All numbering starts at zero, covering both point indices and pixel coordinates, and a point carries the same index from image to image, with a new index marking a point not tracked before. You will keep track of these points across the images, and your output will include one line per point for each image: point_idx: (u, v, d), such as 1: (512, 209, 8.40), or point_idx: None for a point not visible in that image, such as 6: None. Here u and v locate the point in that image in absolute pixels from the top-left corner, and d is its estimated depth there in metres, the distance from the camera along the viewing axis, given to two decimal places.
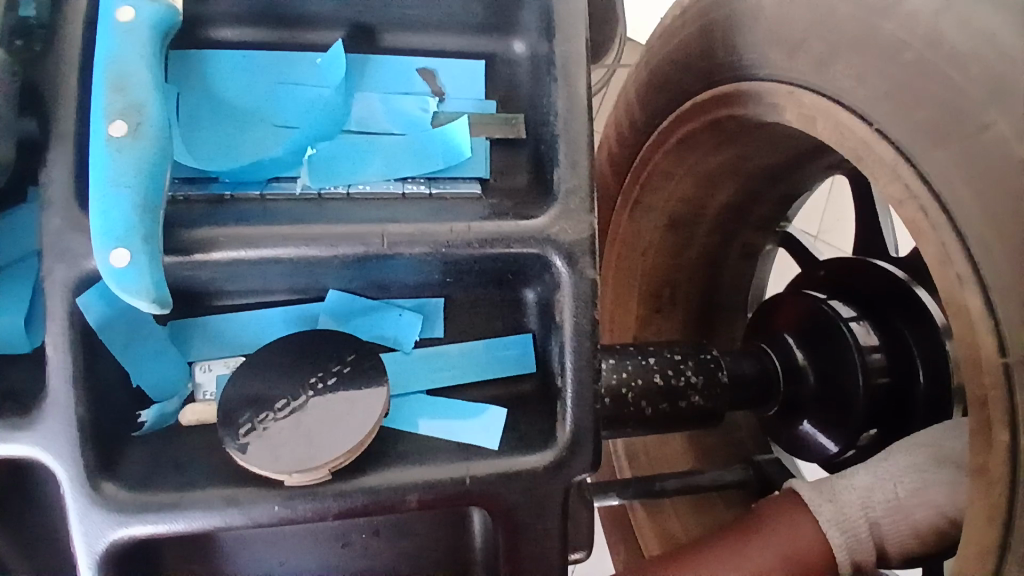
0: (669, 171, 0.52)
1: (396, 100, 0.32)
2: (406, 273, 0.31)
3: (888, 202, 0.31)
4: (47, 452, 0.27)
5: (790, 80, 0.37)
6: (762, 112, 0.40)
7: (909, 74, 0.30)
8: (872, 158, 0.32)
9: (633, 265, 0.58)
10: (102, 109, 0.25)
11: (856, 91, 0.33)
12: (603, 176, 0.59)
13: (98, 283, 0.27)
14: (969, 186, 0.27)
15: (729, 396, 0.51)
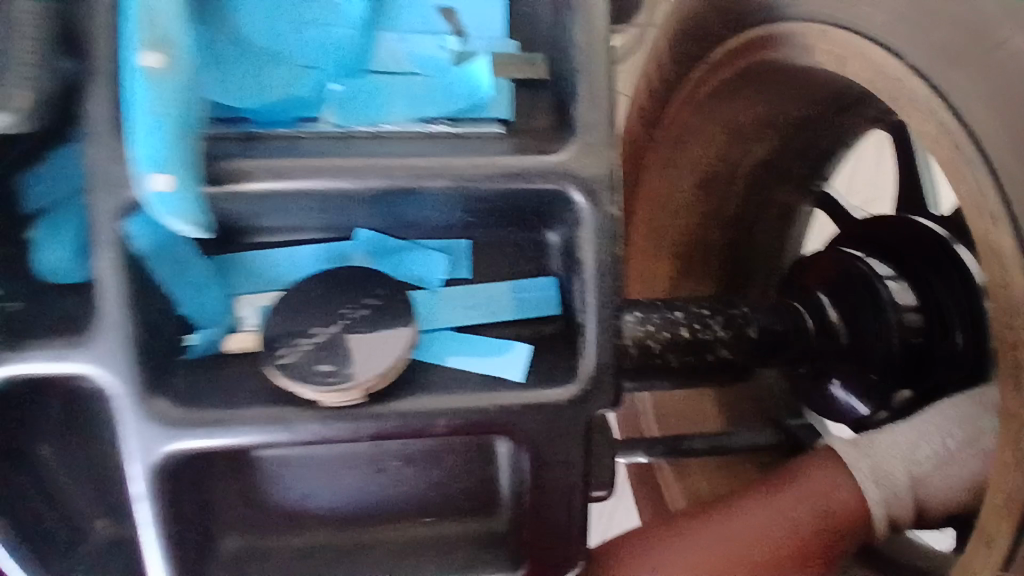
0: (703, 121, 0.50)
1: (418, 40, 0.33)
2: (430, 211, 0.31)
3: (925, 144, 0.30)
4: (104, 370, 0.29)
5: (824, 19, 0.35)
6: (794, 55, 0.38)
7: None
8: (904, 98, 0.30)
9: (665, 222, 0.58)
10: (134, 41, 0.26)
11: (888, 20, 0.32)
12: (632, 131, 0.59)
13: (142, 212, 0.28)
14: (1005, 117, 0.26)
15: (757, 352, 0.50)
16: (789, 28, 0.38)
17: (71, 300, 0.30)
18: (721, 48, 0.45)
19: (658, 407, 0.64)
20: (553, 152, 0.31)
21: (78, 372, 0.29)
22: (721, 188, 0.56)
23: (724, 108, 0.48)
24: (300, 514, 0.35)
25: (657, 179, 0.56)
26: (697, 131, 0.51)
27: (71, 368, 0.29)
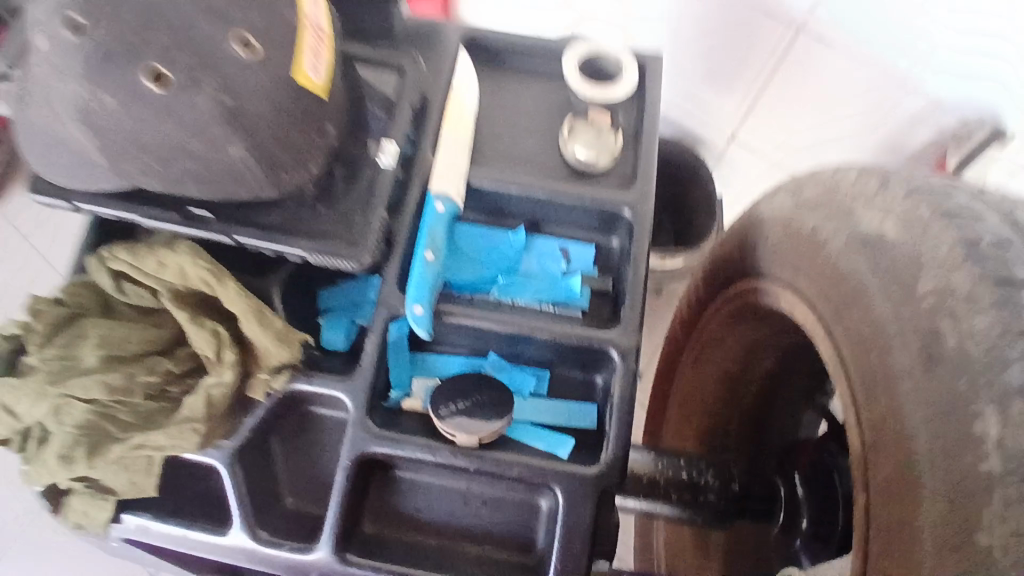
0: (721, 335, 0.75)
1: (545, 260, 0.59)
2: (533, 349, 0.56)
3: (826, 361, 0.53)
4: (346, 397, 0.53)
5: (785, 286, 0.60)
6: (769, 302, 0.64)
7: (829, 284, 0.53)
8: (818, 340, 0.54)
9: (694, 404, 0.81)
10: (424, 245, 0.54)
11: (809, 291, 0.56)
12: (676, 330, 0.85)
13: (399, 321, 0.55)
14: (850, 352, 0.49)
15: (738, 502, 0.69)
16: (767, 284, 0.64)
17: (329, 358, 0.55)
18: (733, 288, 0.71)
19: (670, 563, 0.79)
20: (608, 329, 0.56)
21: (335, 394, 0.53)
22: (739, 388, 0.77)
23: (736, 329, 0.72)
24: (413, 526, 0.55)
25: (691, 368, 0.81)
26: (719, 340, 0.75)
27: (330, 392, 0.53)
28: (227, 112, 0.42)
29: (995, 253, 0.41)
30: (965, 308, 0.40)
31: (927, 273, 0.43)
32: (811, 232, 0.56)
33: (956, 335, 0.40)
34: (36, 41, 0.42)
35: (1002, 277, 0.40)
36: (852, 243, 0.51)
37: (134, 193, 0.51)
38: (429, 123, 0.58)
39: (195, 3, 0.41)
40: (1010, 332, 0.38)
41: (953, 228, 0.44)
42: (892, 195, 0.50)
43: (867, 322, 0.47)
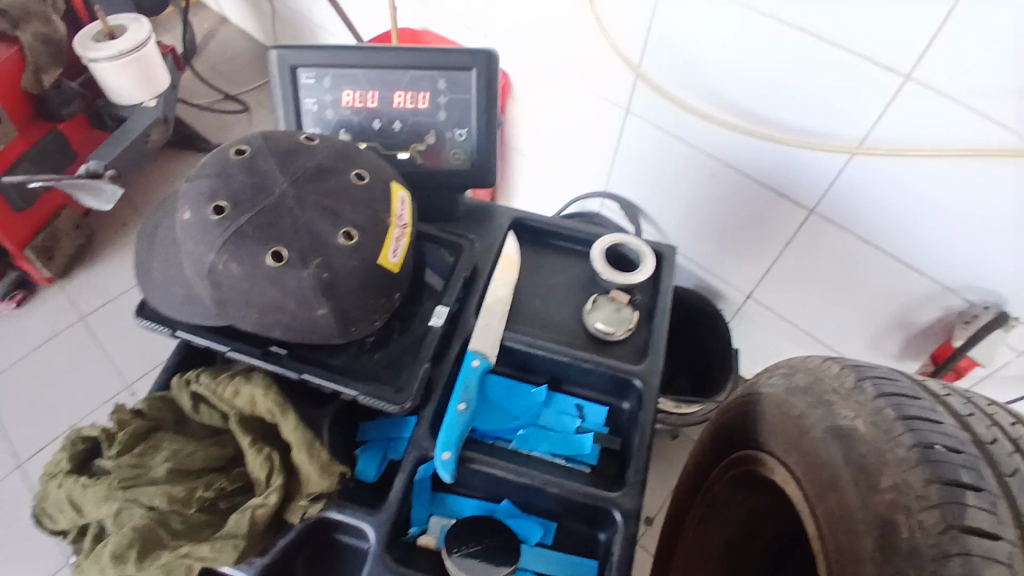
0: (726, 498, 0.76)
1: (563, 416, 0.66)
2: (544, 501, 0.61)
3: (816, 547, 0.57)
4: (370, 530, 0.58)
5: (778, 463, 0.65)
6: (767, 473, 0.67)
7: (815, 469, 0.58)
8: (810, 524, 0.58)
9: (697, 562, 0.82)
10: (458, 396, 0.62)
11: (798, 472, 0.61)
12: (683, 485, 0.87)
13: (427, 462, 0.61)
14: (838, 540, 0.54)
15: None
16: (766, 455, 0.67)
17: (359, 489, 0.61)
18: (734, 453, 0.74)
19: None
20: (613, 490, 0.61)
21: (358, 523, 0.59)
22: (744, 549, 0.79)
23: (739, 496, 0.74)
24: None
25: (695, 528, 0.81)
26: (722, 504, 0.77)
27: (356, 521, 0.59)
28: (322, 285, 0.54)
29: (945, 458, 0.51)
30: (917, 504, 0.49)
31: (888, 470, 0.52)
32: (799, 417, 0.61)
33: (909, 527, 0.49)
34: (182, 213, 0.55)
35: (948, 480, 0.49)
36: (829, 433, 0.58)
37: (228, 330, 0.62)
38: (477, 290, 0.71)
39: (318, 211, 0.55)
40: (950, 530, 0.47)
41: (909, 432, 0.53)
42: (859, 397, 0.58)
43: (839, 508, 0.54)
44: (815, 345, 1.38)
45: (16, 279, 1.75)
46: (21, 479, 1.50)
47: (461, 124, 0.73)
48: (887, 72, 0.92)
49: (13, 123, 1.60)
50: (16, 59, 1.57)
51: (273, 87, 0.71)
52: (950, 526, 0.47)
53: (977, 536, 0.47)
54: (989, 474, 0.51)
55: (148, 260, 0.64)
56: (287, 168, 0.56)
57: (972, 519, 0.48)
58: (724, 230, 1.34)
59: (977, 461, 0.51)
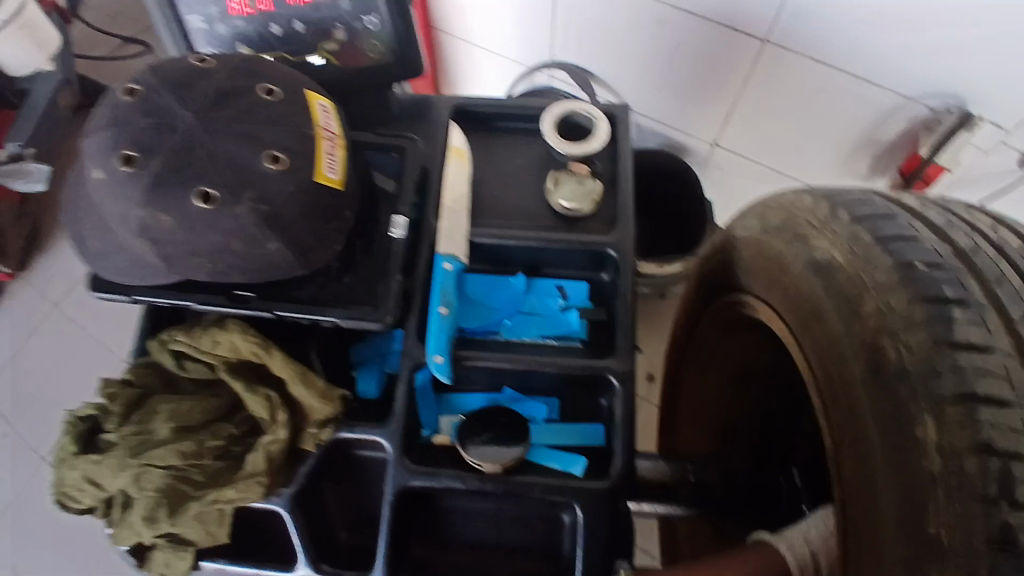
0: (711, 341, 0.80)
1: (545, 299, 0.67)
2: (542, 381, 0.63)
3: (801, 372, 0.60)
4: (384, 440, 0.60)
5: (759, 300, 0.66)
6: (749, 312, 0.69)
7: (796, 303, 0.59)
8: (796, 351, 0.60)
9: (699, 404, 0.87)
10: (438, 300, 0.62)
11: (780, 304, 0.62)
12: (674, 334, 0.92)
13: (422, 370, 0.62)
14: (822, 363, 0.55)
15: (743, 498, 0.72)
16: (750, 297, 0.68)
17: (362, 407, 0.62)
18: (719, 299, 0.75)
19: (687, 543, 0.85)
20: (605, 358, 0.62)
21: (372, 437, 0.60)
22: (743, 385, 0.81)
23: (729, 339, 0.77)
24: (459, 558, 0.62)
25: (691, 371, 0.86)
26: (714, 347, 0.80)
27: (369, 436, 0.60)
28: (262, 219, 0.51)
29: (927, 276, 0.50)
30: (902, 326, 0.49)
31: (871, 297, 0.52)
32: (778, 255, 0.62)
33: (897, 351, 0.49)
34: (90, 171, 0.50)
35: (931, 296, 0.49)
36: (809, 267, 0.58)
37: (188, 283, 0.60)
38: (433, 192, 0.68)
39: (237, 139, 0.50)
40: (938, 346, 0.47)
41: (889, 255, 0.53)
42: (835, 226, 0.58)
43: (825, 337, 0.55)
44: (786, 181, 1.37)
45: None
46: (46, 471, 1.55)
47: (369, 9, 0.64)
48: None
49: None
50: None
51: (150, 14, 0.63)
52: (938, 342, 0.47)
53: (966, 349, 0.47)
54: (973, 285, 0.50)
55: (77, 229, 0.60)
56: (188, 98, 0.50)
57: (959, 332, 0.47)
58: (681, 78, 1.28)
59: (957, 272, 0.51)
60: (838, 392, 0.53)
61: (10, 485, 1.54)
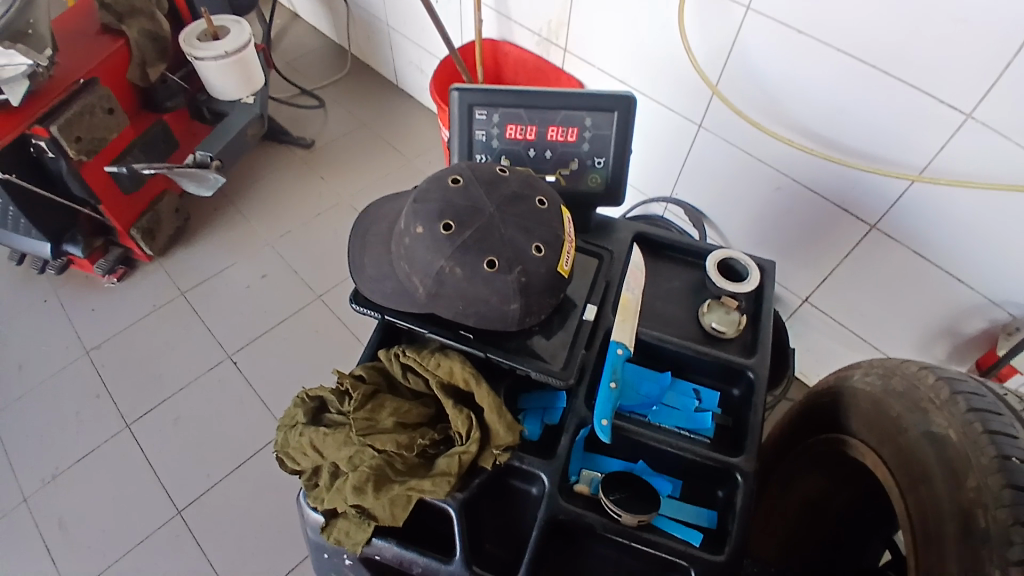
0: (799, 469, 0.93)
1: (684, 397, 0.82)
2: (673, 462, 0.78)
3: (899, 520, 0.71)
4: (543, 474, 0.75)
5: (868, 448, 0.79)
6: (854, 454, 0.81)
7: (904, 461, 0.72)
8: (895, 499, 0.72)
9: (778, 516, 0.99)
10: (609, 376, 0.78)
11: (887, 457, 0.75)
12: (765, 450, 1.06)
13: (582, 428, 0.78)
14: (919, 517, 0.67)
15: None
16: (856, 441, 0.81)
17: (529, 445, 0.77)
18: (823, 437, 0.88)
19: None
20: (734, 457, 0.76)
21: (535, 470, 0.75)
22: (822, 511, 0.92)
23: (818, 467, 0.90)
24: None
25: (774, 488, 0.99)
26: (803, 474, 0.93)
27: (533, 468, 0.75)
28: (516, 286, 0.70)
29: (1016, 467, 0.62)
30: (993, 503, 0.61)
31: (974, 473, 0.64)
32: (897, 417, 0.75)
33: (986, 519, 0.61)
34: (413, 226, 0.71)
35: (1017, 485, 0.61)
36: (924, 436, 0.70)
37: (428, 316, 0.78)
38: (612, 294, 0.86)
39: (518, 230, 0.71)
40: (1017, 525, 0.58)
41: (993, 444, 0.64)
42: (951, 408, 0.70)
43: (929, 497, 0.67)
44: (866, 348, 1.50)
45: (119, 255, 1.97)
46: (129, 440, 1.69)
47: (601, 153, 0.88)
48: (949, 109, 1.05)
49: (126, 115, 1.78)
50: (123, 51, 1.69)
51: (452, 122, 0.87)
52: (1017, 521, 0.59)
53: None
54: None
55: (360, 257, 0.81)
56: (492, 195, 0.72)
57: None
58: (788, 238, 1.47)
59: None
60: (932, 544, 0.65)
61: (90, 440, 1.69)
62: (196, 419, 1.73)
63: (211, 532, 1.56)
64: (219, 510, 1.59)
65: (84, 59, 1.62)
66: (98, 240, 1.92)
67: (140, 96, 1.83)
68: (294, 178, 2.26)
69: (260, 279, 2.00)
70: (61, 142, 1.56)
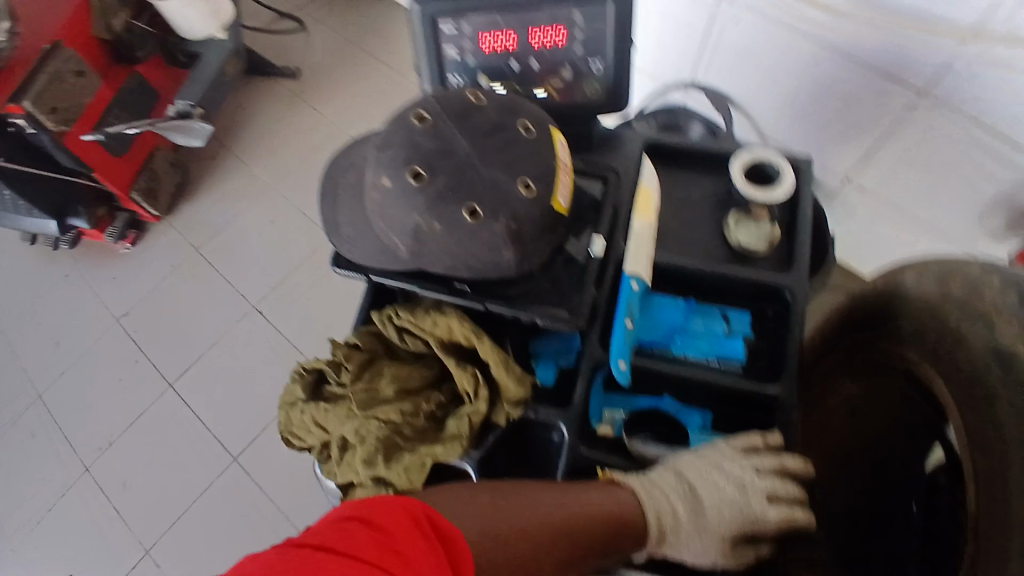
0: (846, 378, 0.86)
1: (712, 324, 0.74)
2: (702, 395, 0.72)
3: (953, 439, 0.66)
4: (564, 424, 0.69)
5: (922, 361, 0.71)
6: (909, 368, 0.74)
7: (962, 381, 0.65)
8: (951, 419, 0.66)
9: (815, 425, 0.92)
10: (624, 314, 0.70)
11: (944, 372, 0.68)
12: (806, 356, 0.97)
13: (600, 371, 0.72)
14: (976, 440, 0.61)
15: None
16: (909, 351, 0.74)
17: (548, 395, 0.72)
18: (877, 344, 0.80)
19: None
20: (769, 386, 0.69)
21: (552, 420, 0.70)
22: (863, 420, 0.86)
23: (863, 374, 0.83)
24: None
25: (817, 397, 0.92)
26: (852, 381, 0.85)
27: (550, 418, 0.70)
28: (507, 232, 0.61)
29: None
30: None
31: None
32: (957, 330, 0.66)
33: None
34: (382, 180, 0.62)
35: None
36: (990, 353, 0.62)
37: (418, 271, 0.71)
38: (622, 217, 0.77)
39: (500, 166, 0.62)
40: None
41: None
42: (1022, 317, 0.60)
43: (992, 423, 0.60)
44: (918, 228, 1.36)
45: (127, 220, 1.91)
46: (172, 399, 1.73)
47: (597, 54, 0.75)
48: None
49: (97, 74, 1.60)
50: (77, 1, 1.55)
51: (416, 43, 0.75)
52: None
53: None
54: None
55: (337, 214, 0.73)
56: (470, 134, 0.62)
57: None
58: (823, 115, 1.30)
59: None
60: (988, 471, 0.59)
61: (135, 405, 1.73)
62: (231, 374, 1.74)
63: (265, 478, 1.61)
64: (268, 457, 1.63)
65: (39, 15, 1.49)
66: (102, 208, 1.87)
67: (109, 49, 1.67)
68: (284, 113, 2.13)
69: (269, 225, 1.94)
70: (37, 116, 1.44)
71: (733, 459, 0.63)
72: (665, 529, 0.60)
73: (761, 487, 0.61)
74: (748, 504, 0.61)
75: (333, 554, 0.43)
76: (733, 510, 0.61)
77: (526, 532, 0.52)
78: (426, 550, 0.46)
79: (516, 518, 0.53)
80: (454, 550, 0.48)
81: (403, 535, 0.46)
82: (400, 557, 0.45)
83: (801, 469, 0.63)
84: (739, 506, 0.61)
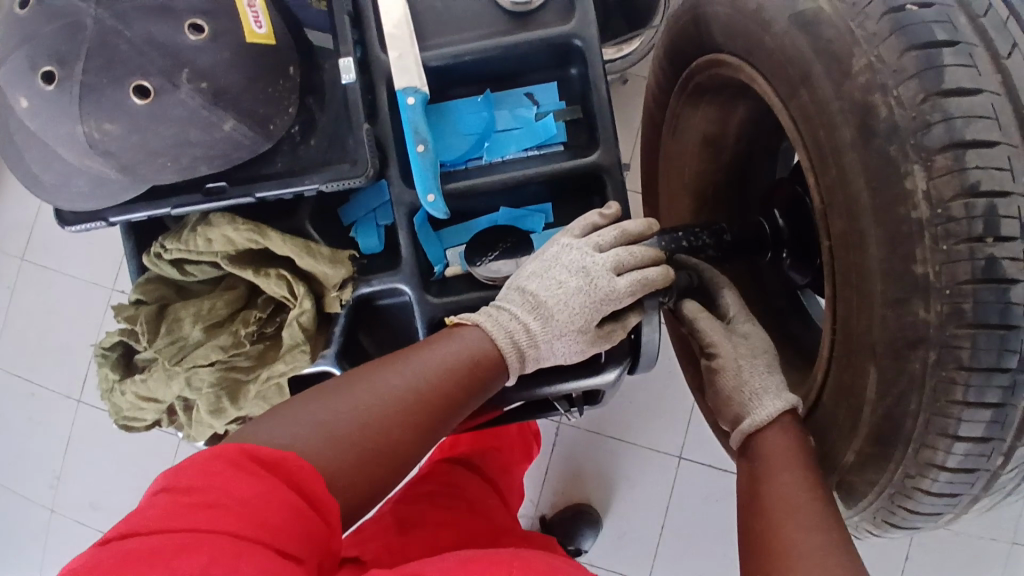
0: (688, 110, 0.80)
1: (517, 111, 0.66)
2: (535, 191, 0.65)
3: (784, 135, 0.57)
4: (405, 285, 0.63)
5: (738, 60, 0.62)
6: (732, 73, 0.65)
7: (772, 66, 0.55)
8: (777, 112, 0.57)
9: (676, 172, 0.88)
10: (412, 139, 0.60)
11: (758, 59, 0.58)
12: (648, 105, 0.90)
13: (419, 212, 0.63)
14: (806, 127, 0.52)
15: (733, 251, 0.74)
16: (726, 57, 0.65)
17: (377, 260, 0.64)
18: (701, 57, 0.71)
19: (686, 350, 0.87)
20: (591, 154, 0.64)
21: (391, 284, 0.63)
22: (719, 145, 0.81)
23: (706, 97, 0.76)
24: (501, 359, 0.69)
25: (671, 141, 0.86)
26: (693, 108, 0.79)
27: (388, 283, 0.63)
28: (209, 96, 0.50)
29: (916, 20, 0.46)
30: (893, 80, 0.45)
31: (860, 50, 0.47)
32: (758, 11, 0.55)
33: (887, 107, 0.45)
34: (19, 102, 0.50)
35: (922, 45, 0.45)
36: (794, 23, 0.51)
37: (156, 189, 0.57)
38: (369, 18, 0.62)
39: (153, 18, 0.48)
40: (930, 98, 0.44)
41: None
42: None
43: (813, 101, 0.51)
44: None
45: None
46: None
47: None
48: None
49: None
50: None
51: None
52: (929, 93, 0.44)
53: (957, 97, 0.44)
54: (962, 22, 0.46)
55: (17, 166, 0.55)
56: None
57: (951, 80, 0.44)
58: None
59: (954, 14, 0.46)
60: (822, 155, 0.51)
61: None
62: None
63: None
64: None
65: None
66: None
67: None
68: None
69: None
70: None
71: (568, 250, 0.59)
72: (524, 348, 0.56)
73: (602, 263, 0.57)
74: (595, 286, 0.57)
75: (141, 537, 0.38)
76: (583, 298, 0.56)
77: (362, 418, 0.48)
78: (247, 484, 0.41)
79: (346, 405, 0.48)
80: (281, 467, 0.43)
81: (214, 484, 0.40)
82: (209, 503, 0.40)
83: (640, 229, 0.61)
84: (588, 292, 0.57)
